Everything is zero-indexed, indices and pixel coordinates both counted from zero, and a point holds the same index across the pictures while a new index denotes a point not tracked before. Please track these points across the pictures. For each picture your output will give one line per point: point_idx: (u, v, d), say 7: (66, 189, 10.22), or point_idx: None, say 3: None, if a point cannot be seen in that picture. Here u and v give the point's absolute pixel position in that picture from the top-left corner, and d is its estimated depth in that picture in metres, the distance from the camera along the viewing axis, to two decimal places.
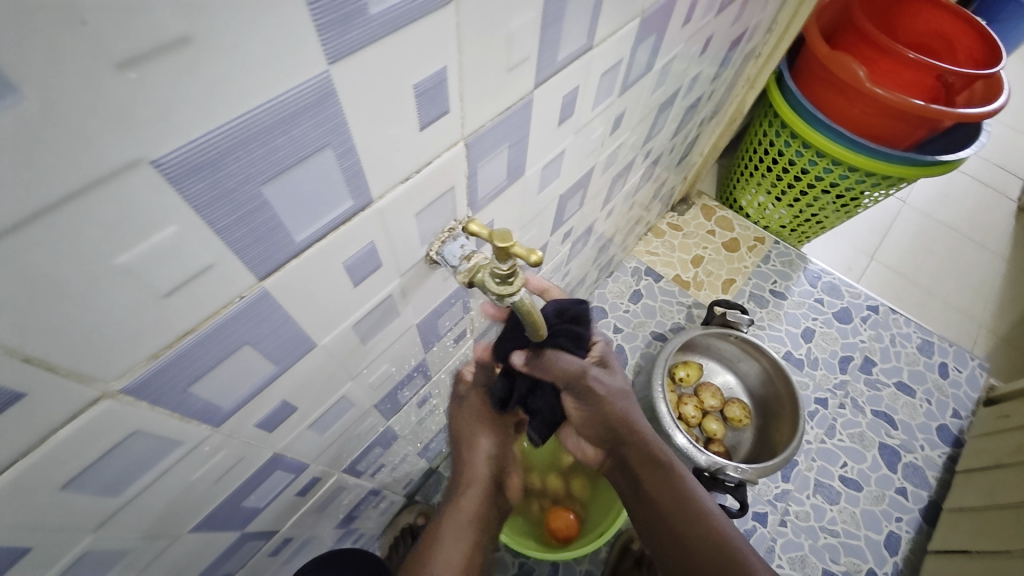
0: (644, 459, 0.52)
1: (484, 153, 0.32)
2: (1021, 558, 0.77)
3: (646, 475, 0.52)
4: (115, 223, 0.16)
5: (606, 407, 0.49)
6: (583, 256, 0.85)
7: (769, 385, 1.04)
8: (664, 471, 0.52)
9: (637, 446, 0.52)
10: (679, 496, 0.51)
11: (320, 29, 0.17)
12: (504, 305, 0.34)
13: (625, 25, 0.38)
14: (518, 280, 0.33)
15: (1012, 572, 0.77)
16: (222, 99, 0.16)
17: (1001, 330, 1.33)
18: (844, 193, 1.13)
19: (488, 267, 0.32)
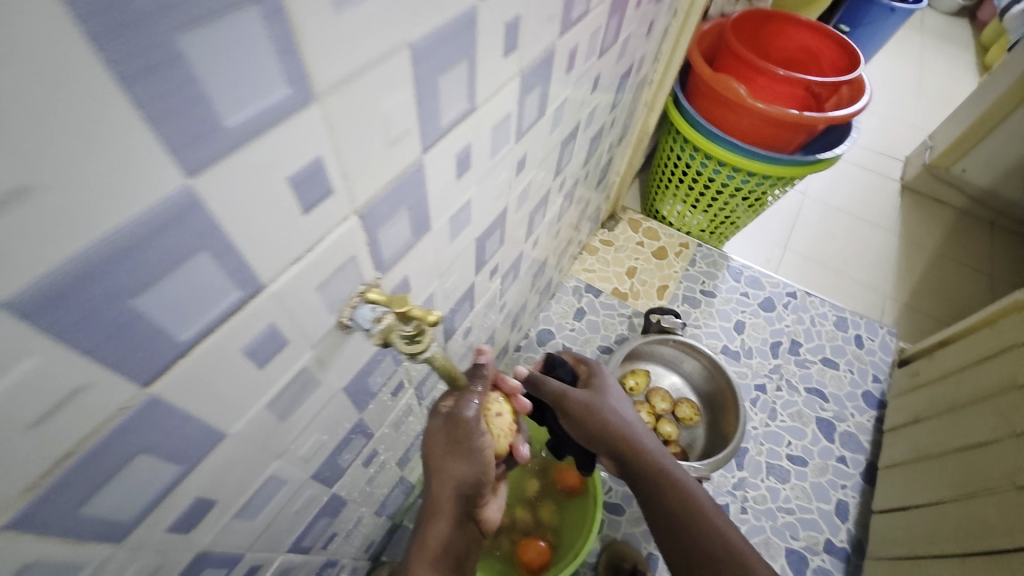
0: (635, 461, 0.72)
1: (381, 219, 0.34)
2: (953, 506, 0.80)
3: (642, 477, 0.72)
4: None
5: (582, 420, 0.74)
6: (518, 286, 0.88)
7: (711, 381, 1.10)
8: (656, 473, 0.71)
9: (628, 452, 0.73)
10: (674, 488, 0.70)
11: (182, 156, 0.23)
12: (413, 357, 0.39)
13: (503, 82, 0.41)
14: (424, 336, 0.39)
15: (948, 521, 0.79)
16: (70, 235, 0.21)
17: (904, 298, 1.49)
18: (748, 195, 1.24)
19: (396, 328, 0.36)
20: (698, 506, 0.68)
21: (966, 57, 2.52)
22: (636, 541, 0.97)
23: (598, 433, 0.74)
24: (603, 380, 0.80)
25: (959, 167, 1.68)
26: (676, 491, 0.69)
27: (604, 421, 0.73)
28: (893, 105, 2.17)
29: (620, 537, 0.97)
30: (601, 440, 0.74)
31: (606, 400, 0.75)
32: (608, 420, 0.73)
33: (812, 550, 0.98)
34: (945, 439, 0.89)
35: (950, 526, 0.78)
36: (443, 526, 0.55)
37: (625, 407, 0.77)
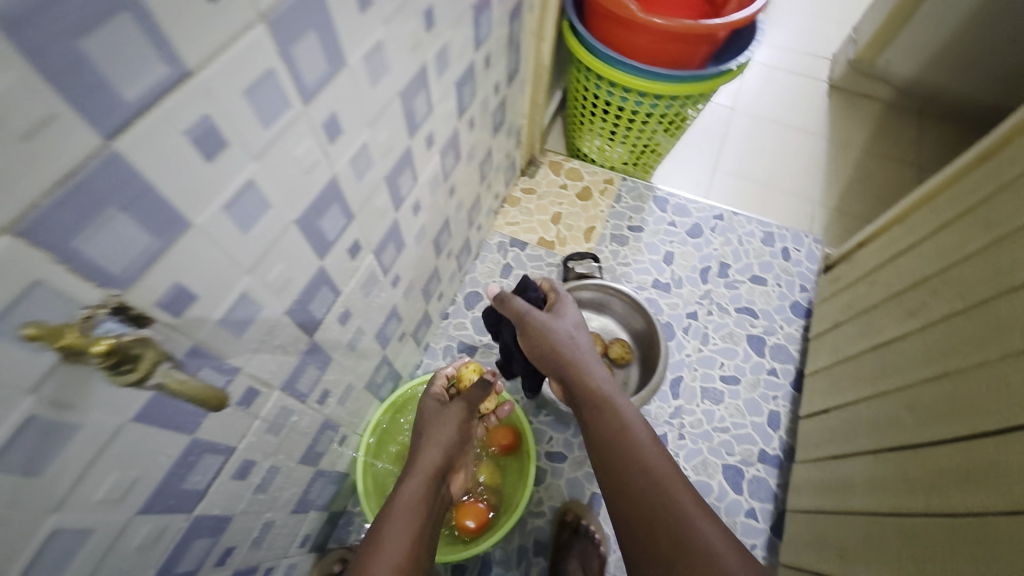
0: (585, 392, 0.65)
1: (75, 230, 0.28)
2: (868, 404, 0.81)
3: (589, 410, 0.64)
4: None
5: (538, 337, 0.69)
6: (411, 256, 0.81)
7: (641, 317, 1.07)
8: (605, 405, 0.63)
9: (579, 377, 0.66)
10: (619, 426, 0.61)
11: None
12: (145, 387, 0.36)
13: (241, 35, 0.33)
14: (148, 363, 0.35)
15: (862, 419, 0.81)
16: None
17: (831, 202, 1.49)
18: (663, 118, 1.18)
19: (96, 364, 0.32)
20: (643, 454, 0.58)
21: None
22: (579, 485, 0.98)
23: (552, 351, 0.69)
24: (568, 309, 0.75)
25: (883, 58, 1.64)
26: (623, 429, 0.61)
27: (561, 341, 0.69)
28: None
29: (569, 495, 0.97)
30: (554, 360, 0.68)
31: (566, 325, 0.71)
32: (565, 340, 0.69)
33: (747, 463, 1.01)
34: (862, 340, 0.90)
35: (867, 429, 0.79)
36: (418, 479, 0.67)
37: (582, 338, 0.71)
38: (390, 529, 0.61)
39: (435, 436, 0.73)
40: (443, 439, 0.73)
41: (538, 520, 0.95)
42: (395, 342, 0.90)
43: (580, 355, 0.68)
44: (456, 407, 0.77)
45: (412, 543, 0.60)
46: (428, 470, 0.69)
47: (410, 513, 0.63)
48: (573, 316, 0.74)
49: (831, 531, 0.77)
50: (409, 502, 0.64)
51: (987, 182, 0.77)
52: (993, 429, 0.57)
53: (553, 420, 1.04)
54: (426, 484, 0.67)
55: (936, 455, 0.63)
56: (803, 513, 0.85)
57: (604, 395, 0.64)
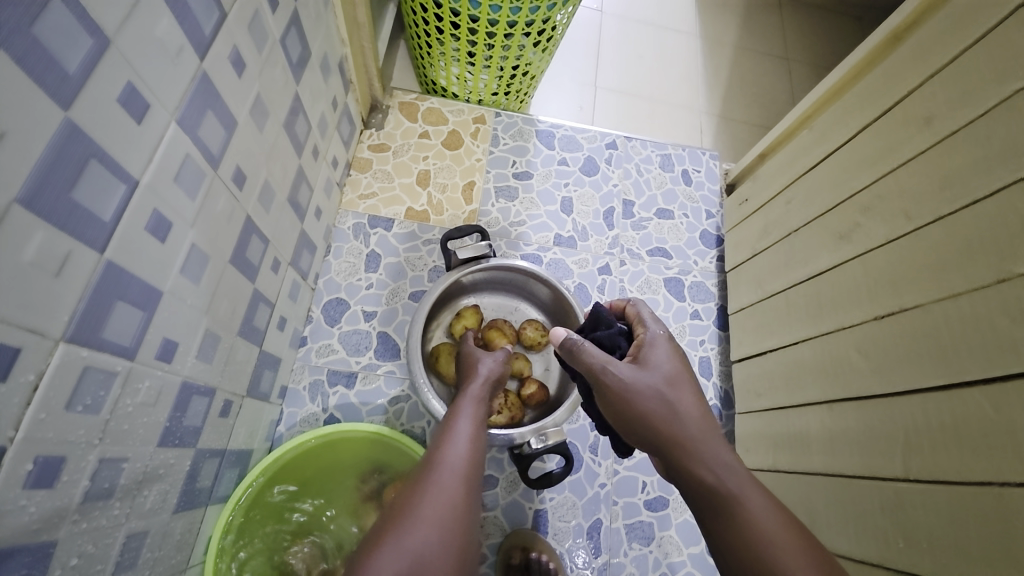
0: (696, 485, 0.43)
1: None
2: (811, 345, 0.74)
3: (708, 512, 0.42)
4: None
5: (621, 403, 0.48)
6: (191, 303, 0.50)
7: (550, 290, 0.87)
8: (725, 504, 0.41)
9: (682, 458, 0.44)
10: (759, 541, 0.39)
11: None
12: None
13: None
14: None
15: (808, 364, 0.74)
16: None
17: (716, 109, 1.39)
18: (528, 30, 0.91)
19: None
20: None
21: None
22: (518, 507, 0.82)
23: (637, 421, 0.47)
24: (658, 353, 0.51)
25: None
26: (765, 554, 0.38)
27: (655, 410, 0.46)
28: None
29: (511, 523, 0.81)
30: (644, 434, 0.47)
31: (655, 379, 0.48)
32: (653, 406, 0.46)
33: None
34: (788, 271, 0.82)
35: (815, 372, 0.73)
36: (461, 430, 0.49)
37: (683, 399, 0.47)
38: (448, 450, 0.45)
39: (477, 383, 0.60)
40: (487, 387, 0.59)
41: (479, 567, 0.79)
42: (219, 421, 0.61)
43: (687, 421, 0.45)
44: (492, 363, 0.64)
45: (471, 463, 0.45)
46: (478, 415, 0.53)
47: (454, 489, 0.42)
48: (671, 365, 0.49)
49: (794, 492, 0.72)
50: (451, 480, 0.42)
51: (909, 69, 0.65)
52: (976, 378, 0.50)
53: None
54: (478, 410, 0.53)
55: (919, 415, 0.55)
56: (759, 470, 0.81)
57: (723, 486, 0.42)
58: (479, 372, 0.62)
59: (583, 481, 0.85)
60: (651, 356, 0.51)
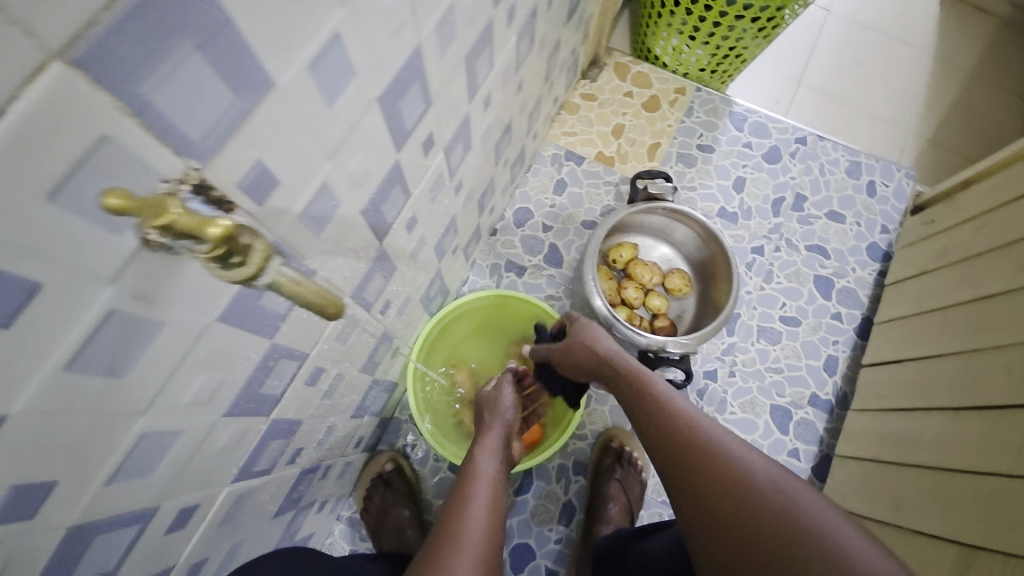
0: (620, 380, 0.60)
1: (144, 72, 0.20)
2: (953, 359, 0.76)
3: (626, 394, 0.58)
4: None
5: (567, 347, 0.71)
6: (476, 161, 0.72)
7: (705, 248, 1.00)
8: (634, 384, 0.58)
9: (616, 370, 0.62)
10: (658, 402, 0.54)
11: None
12: (258, 289, 0.27)
13: None
14: (260, 257, 0.26)
15: (943, 373, 0.76)
16: None
17: (927, 131, 1.31)
18: (759, 14, 1.00)
19: (201, 253, 0.24)
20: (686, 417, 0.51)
21: None
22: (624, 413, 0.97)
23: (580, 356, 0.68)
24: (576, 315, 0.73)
25: None
26: (662, 406, 0.53)
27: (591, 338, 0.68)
28: None
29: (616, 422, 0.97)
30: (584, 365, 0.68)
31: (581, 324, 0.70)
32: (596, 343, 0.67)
33: (797, 405, 0.98)
34: (955, 290, 0.82)
35: (948, 381, 0.75)
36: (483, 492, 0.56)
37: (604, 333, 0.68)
38: (468, 511, 0.54)
39: (497, 430, 0.68)
40: (503, 431, 0.68)
41: (580, 442, 0.97)
42: (449, 257, 0.86)
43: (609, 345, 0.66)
44: (507, 394, 0.74)
45: (487, 527, 0.52)
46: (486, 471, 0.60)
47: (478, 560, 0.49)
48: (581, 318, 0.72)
49: (889, 481, 0.77)
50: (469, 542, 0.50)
51: None
52: None
53: None
54: (491, 464, 0.62)
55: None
56: (853, 457, 0.85)
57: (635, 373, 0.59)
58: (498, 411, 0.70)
59: None
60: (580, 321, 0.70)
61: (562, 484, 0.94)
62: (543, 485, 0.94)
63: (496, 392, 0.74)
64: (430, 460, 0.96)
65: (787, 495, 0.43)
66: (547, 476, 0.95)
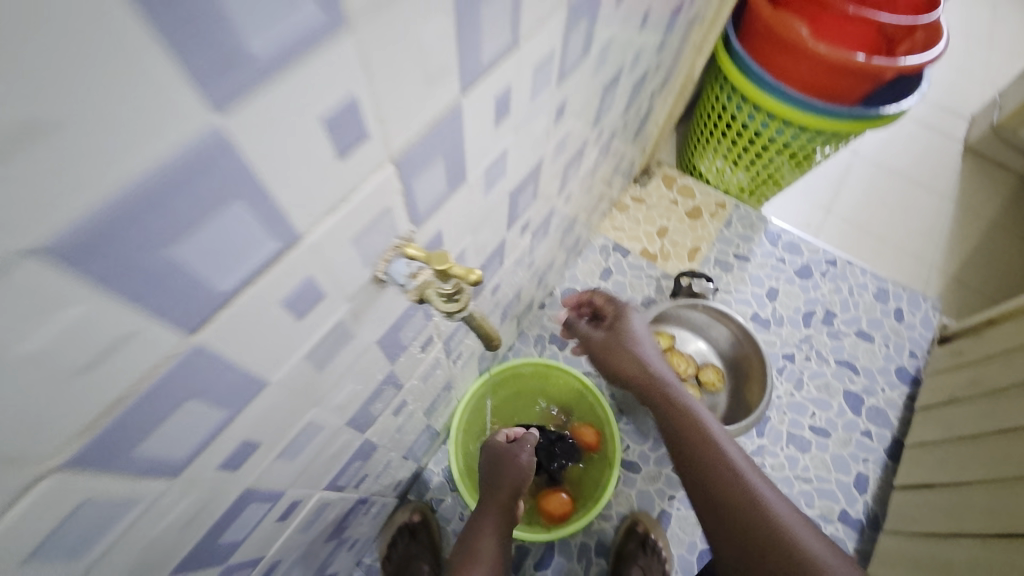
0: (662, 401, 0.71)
1: (418, 167, 0.32)
2: (983, 489, 0.78)
3: (667, 419, 0.71)
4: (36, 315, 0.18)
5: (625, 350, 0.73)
6: (547, 243, 0.84)
7: (738, 348, 1.07)
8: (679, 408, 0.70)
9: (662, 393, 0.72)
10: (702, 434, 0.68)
11: (195, 80, 0.17)
12: (454, 318, 0.39)
13: (549, 19, 0.36)
14: (465, 297, 0.38)
15: (975, 503, 0.78)
16: (87, 190, 0.17)
17: (952, 269, 1.41)
18: (796, 151, 1.15)
19: (433, 285, 0.35)
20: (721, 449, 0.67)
21: None
22: (649, 499, 0.98)
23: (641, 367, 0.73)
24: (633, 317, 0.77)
25: None
26: (705, 437, 0.68)
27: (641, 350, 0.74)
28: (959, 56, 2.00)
29: (642, 507, 0.97)
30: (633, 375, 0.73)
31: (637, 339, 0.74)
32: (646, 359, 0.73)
33: (826, 519, 0.98)
34: (983, 421, 0.86)
35: (979, 511, 0.76)
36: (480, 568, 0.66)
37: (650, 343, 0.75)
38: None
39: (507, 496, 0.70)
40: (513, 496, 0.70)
41: (604, 523, 0.97)
42: (507, 322, 0.95)
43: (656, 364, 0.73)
44: (523, 457, 0.75)
45: None
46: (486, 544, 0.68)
47: None
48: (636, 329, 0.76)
49: None
50: None
51: None
52: None
53: (635, 430, 1.05)
54: (492, 534, 0.69)
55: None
56: None
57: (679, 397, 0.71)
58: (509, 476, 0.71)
59: None
60: (626, 327, 0.75)
61: (582, 564, 0.94)
62: (564, 562, 0.93)
63: (514, 455, 0.74)
64: (454, 516, 0.96)
65: (788, 525, 0.61)
66: (568, 553, 0.95)
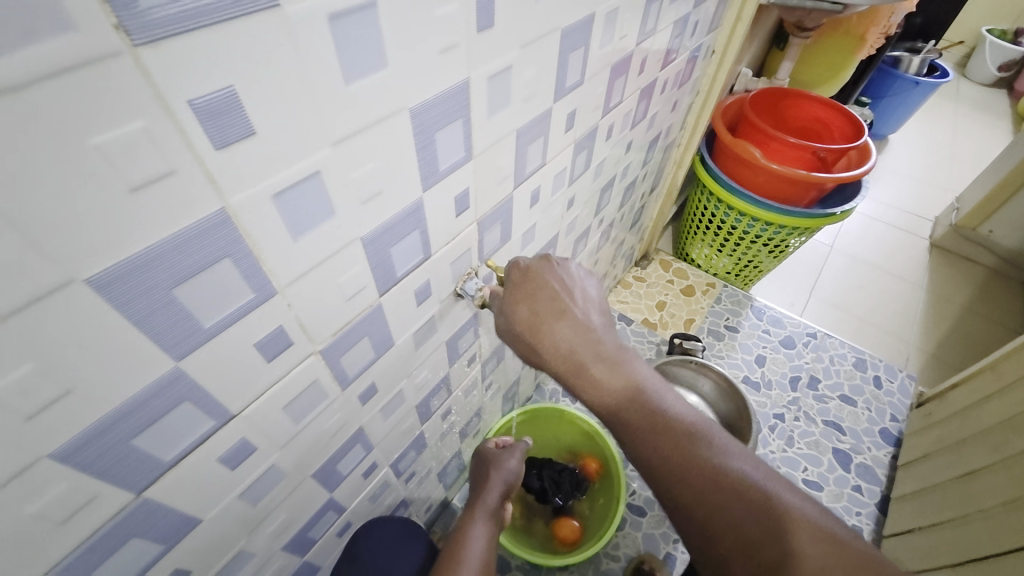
0: (618, 396, 0.51)
1: (487, 226, 0.55)
2: (955, 526, 0.88)
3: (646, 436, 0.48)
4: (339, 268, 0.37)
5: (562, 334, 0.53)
6: None
7: (728, 399, 1.20)
8: (649, 415, 0.49)
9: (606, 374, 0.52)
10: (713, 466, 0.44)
11: (347, 68, 0.29)
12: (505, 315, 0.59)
13: (563, 149, 0.62)
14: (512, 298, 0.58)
15: (952, 540, 0.86)
16: (379, 209, 0.37)
17: (928, 347, 1.56)
18: (769, 242, 1.39)
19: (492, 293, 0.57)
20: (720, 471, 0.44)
21: (1003, 126, 2.74)
22: (654, 541, 1.07)
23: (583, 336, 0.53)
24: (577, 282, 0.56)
25: (987, 228, 1.78)
26: (677, 422, 0.48)
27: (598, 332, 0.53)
28: (918, 170, 2.33)
29: (647, 546, 1.07)
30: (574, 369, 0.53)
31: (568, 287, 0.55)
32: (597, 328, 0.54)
33: None
34: (950, 468, 0.97)
35: (954, 546, 0.85)
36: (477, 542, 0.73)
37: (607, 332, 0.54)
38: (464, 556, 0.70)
39: (493, 494, 0.81)
40: (498, 496, 0.81)
41: (613, 563, 1.05)
42: (527, 370, 1.13)
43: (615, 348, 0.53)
44: (510, 464, 0.85)
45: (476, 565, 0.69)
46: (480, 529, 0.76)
47: None
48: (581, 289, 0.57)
49: None
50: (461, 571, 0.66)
51: None
52: None
53: (640, 476, 1.16)
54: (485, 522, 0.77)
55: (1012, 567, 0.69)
56: None
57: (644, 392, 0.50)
58: (496, 474, 0.84)
59: None
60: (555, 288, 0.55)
61: None
62: None
63: (500, 463, 0.84)
64: None
65: (770, 488, 0.43)
66: None
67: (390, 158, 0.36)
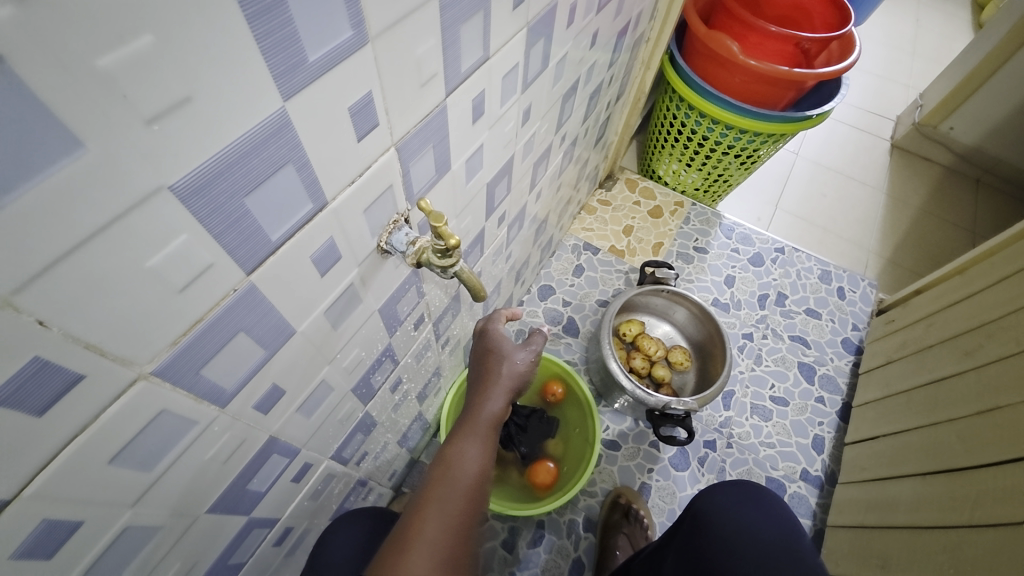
0: None
1: (413, 154, 0.39)
2: (918, 431, 0.90)
3: None
4: (135, 249, 0.22)
5: None
6: (522, 238, 0.92)
7: (702, 327, 1.16)
8: None
9: None
10: None
11: None
12: (448, 275, 0.43)
13: (513, 36, 0.44)
14: (457, 253, 0.42)
15: (913, 445, 0.88)
16: (195, 132, 0.21)
17: (887, 253, 1.56)
18: (741, 153, 1.27)
19: (429, 247, 0.41)
20: None
21: (964, 14, 2.63)
22: (630, 473, 1.06)
23: None
24: None
25: (948, 125, 1.74)
26: None
27: None
28: (882, 66, 2.23)
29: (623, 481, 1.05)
30: None
31: None
32: None
33: (790, 478, 1.07)
34: (915, 374, 0.98)
35: (916, 451, 0.87)
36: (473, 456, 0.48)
37: None
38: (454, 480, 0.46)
39: (497, 399, 0.54)
40: (505, 397, 0.54)
41: (590, 499, 1.04)
42: None
43: None
44: (522, 358, 0.57)
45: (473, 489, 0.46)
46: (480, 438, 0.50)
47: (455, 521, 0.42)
48: None
49: (875, 543, 0.84)
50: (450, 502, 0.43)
51: None
52: None
53: (612, 411, 1.13)
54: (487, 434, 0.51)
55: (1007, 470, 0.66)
56: (845, 526, 0.93)
57: None
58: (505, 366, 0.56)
59: (685, 479, 1.06)
60: None
61: (572, 539, 0.99)
62: (555, 539, 0.99)
63: (506, 353, 0.57)
64: None
65: None
66: (558, 530, 1.00)
67: (185, 30, 0.19)
